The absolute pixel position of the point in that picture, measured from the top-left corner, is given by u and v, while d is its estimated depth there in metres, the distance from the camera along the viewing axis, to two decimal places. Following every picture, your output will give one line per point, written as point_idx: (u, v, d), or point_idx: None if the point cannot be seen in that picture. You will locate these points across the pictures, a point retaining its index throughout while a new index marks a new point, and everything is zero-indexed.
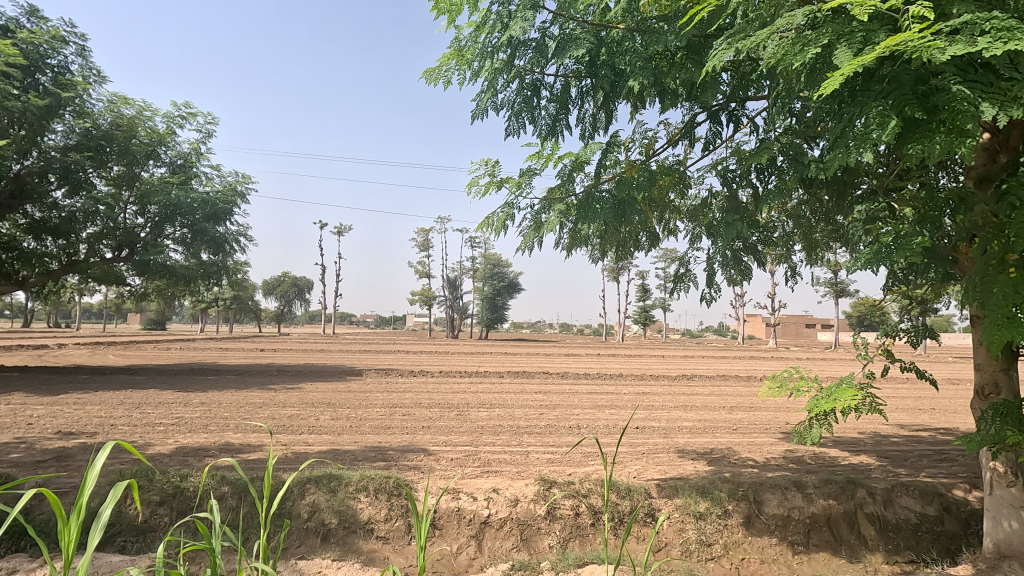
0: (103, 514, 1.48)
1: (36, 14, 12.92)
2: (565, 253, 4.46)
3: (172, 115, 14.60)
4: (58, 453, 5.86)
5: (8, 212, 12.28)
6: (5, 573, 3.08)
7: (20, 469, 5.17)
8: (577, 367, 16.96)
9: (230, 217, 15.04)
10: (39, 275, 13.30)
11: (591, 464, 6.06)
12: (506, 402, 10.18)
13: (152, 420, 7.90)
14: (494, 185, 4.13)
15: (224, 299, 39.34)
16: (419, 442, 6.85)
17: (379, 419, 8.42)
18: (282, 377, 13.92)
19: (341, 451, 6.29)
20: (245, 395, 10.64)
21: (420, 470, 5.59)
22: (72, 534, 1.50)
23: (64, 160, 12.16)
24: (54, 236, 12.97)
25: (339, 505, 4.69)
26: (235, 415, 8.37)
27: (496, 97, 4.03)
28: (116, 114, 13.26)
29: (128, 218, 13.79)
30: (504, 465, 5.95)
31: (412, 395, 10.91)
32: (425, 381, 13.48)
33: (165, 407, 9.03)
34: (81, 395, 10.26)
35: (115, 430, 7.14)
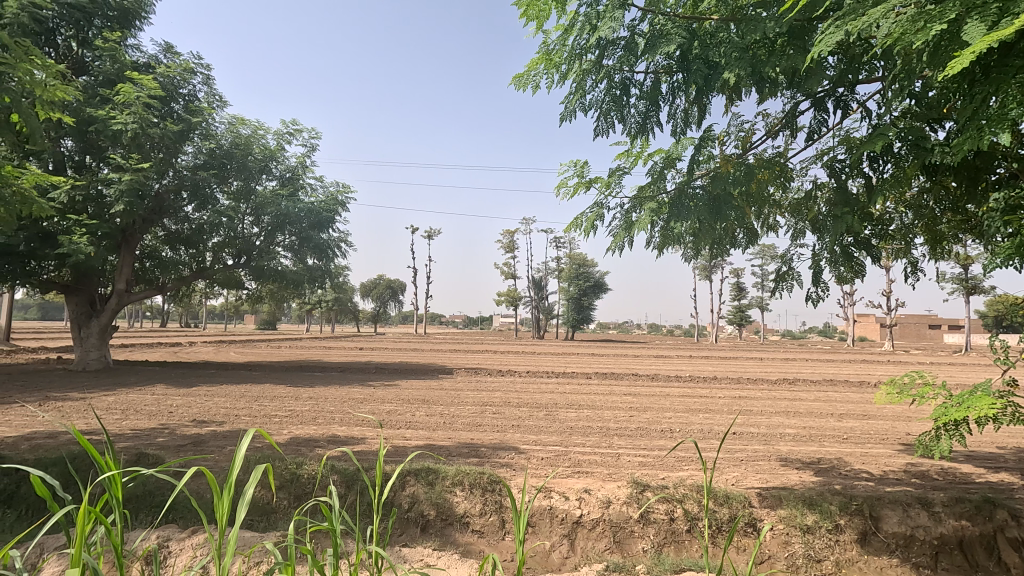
0: (248, 493, 1.70)
1: (170, 50, 14.63)
2: (658, 253, 4.35)
3: (282, 133, 15.93)
4: (194, 439, 6.62)
5: (151, 226, 14.02)
6: (161, 540, 3.57)
7: (167, 452, 5.90)
8: (668, 369, 16.42)
9: (332, 225, 16.19)
10: (175, 280, 15.02)
11: (686, 469, 5.88)
12: (594, 403, 10.09)
13: (269, 412, 8.69)
14: (583, 185, 4.10)
15: (326, 301, 42.18)
16: (510, 440, 7.01)
17: (471, 416, 8.69)
18: (380, 374, 14.74)
19: (436, 446, 6.57)
20: (348, 390, 11.40)
21: (513, 468, 5.71)
22: (224, 509, 1.73)
23: (194, 178, 13.65)
24: (186, 246, 14.66)
25: (436, 498, 4.92)
26: (340, 409, 9.00)
27: (584, 98, 4.02)
28: (235, 133, 14.68)
29: (246, 228, 15.23)
30: (595, 467, 5.92)
31: (501, 394, 11.15)
32: (513, 380, 13.68)
33: (279, 400, 9.88)
34: (210, 388, 11.48)
35: (239, 421, 7.93)
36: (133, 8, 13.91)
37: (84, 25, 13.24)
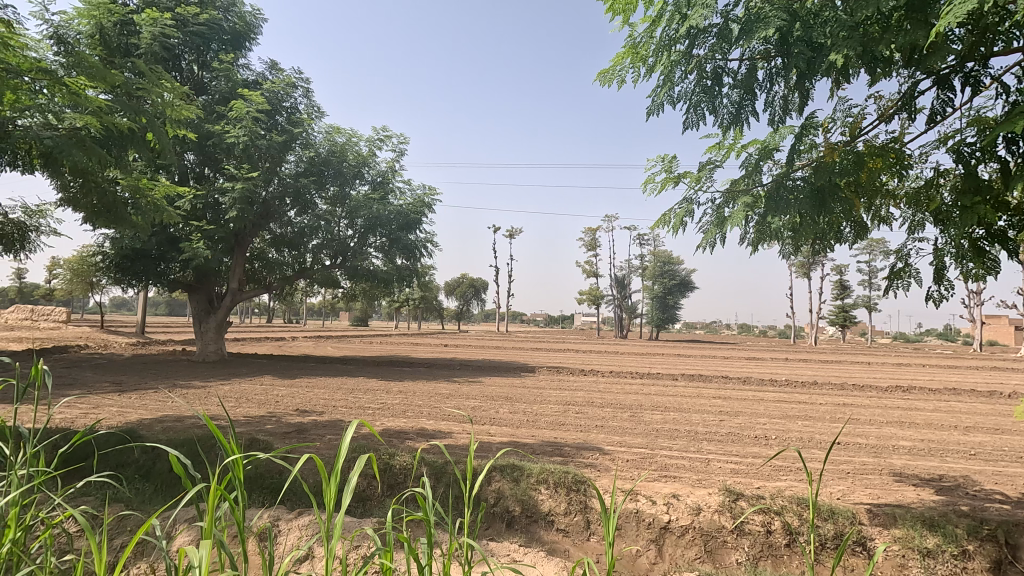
0: (352, 481, 1.80)
1: (275, 67, 15.88)
2: (753, 250, 4.11)
3: (373, 139, 16.78)
4: (298, 427, 7.15)
5: (259, 230, 15.26)
6: (271, 519, 3.88)
7: (275, 438, 6.42)
8: (761, 372, 15.50)
9: (419, 226, 16.83)
10: (280, 280, 16.25)
11: (783, 479, 5.54)
12: (681, 406, 9.75)
13: (363, 404, 9.20)
14: (670, 181, 3.94)
15: (413, 300, 43.89)
16: (594, 440, 6.95)
17: (555, 415, 8.70)
18: (465, 371, 15.10)
19: (521, 444, 6.64)
20: (435, 386, 11.81)
21: (597, 468, 5.66)
22: (331, 493, 1.85)
23: (296, 185, 14.69)
24: (289, 248, 15.82)
25: (521, 494, 4.98)
26: (427, 403, 9.35)
27: (673, 91, 3.87)
28: (331, 141, 15.67)
29: (341, 230, 16.18)
30: (682, 471, 5.73)
31: (584, 394, 11.06)
32: (596, 380, 13.52)
33: (372, 393, 10.43)
34: (311, 380, 12.34)
35: (337, 411, 8.48)
36: (243, 31, 15.36)
37: (204, 49, 14.68)
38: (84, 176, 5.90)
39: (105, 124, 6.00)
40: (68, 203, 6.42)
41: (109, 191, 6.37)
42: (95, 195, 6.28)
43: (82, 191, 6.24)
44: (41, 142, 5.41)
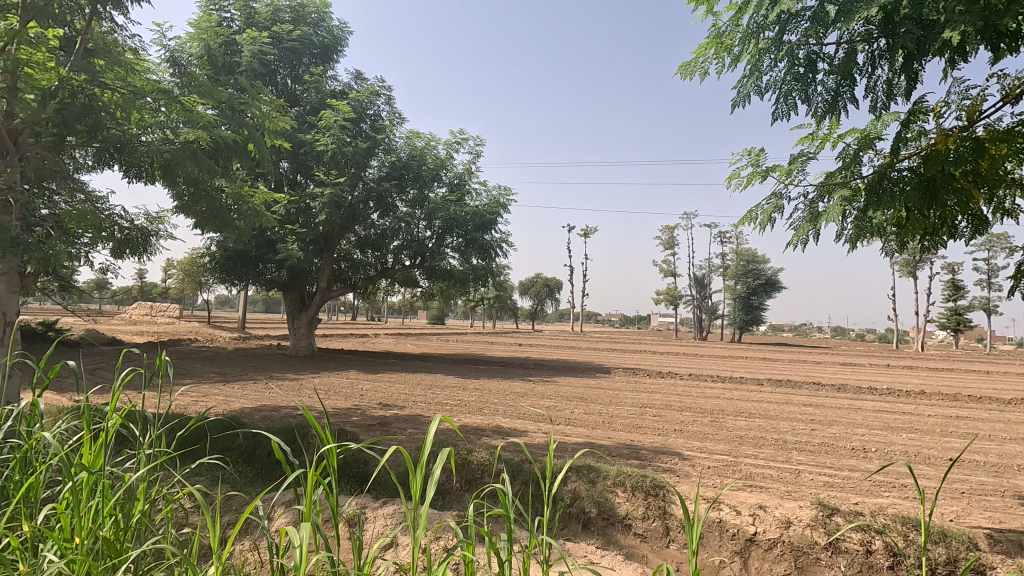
0: (435, 474, 1.87)
1: (360, 77, 16.70)
2: (851, 247, 3.81)
3: (451, 142, 17.25)
4: (381, 420, 7.49)
5: (346, 232, 16.10)
6: (359, 506, 4.10)
7: (361, 430, 6.78)
8: (859, 380, 14.34)
9: (495, 226, 17.08)
10: (364, 280, 17.07)
11: (885, 496, 5.11)
12: (768, 413, 9.24)
13: (441, 400, 9.48)
14: (757, 175, 3.74)
15: (488, 299, 44.56)
16: (673, 445, 6.75)
17: (631, 417, 8.52)
18: (539, 370, 15.15)
19: (597, 445, 6.58)
20: (510, 384, 11.94)
21: (677, 474, 5.50)
22: (416, 483, 1.93)
23: (379, 189, 15.39)
24: (373, 249, 16.57)
25: (597, 496, 4.92)
26: (503, 401, 9.49)
27: (761, 80, 3.68)
28: (411, 146, 16.29)
29: (421, 231, 16.72)
30: (769, 481, 5.44)
31: (662, 397, 10.76)
32: (675, 383, 13.09)
33: (450, 390, 10.72)
34: (392, 376, 12.88)
35: (417, 406, 8.79)
36: (331, 44, 16.25)
37: (297, 63, 15.68)
38: (195, 185, 6.48)
39: (214, 137, 6.57)
40: (182, 210, 7.08)
41: (216, 198, 6.95)
42: (204, 202, 6.88)
43: (193, 199, 6.86)
44: (161, 155, 6.01)
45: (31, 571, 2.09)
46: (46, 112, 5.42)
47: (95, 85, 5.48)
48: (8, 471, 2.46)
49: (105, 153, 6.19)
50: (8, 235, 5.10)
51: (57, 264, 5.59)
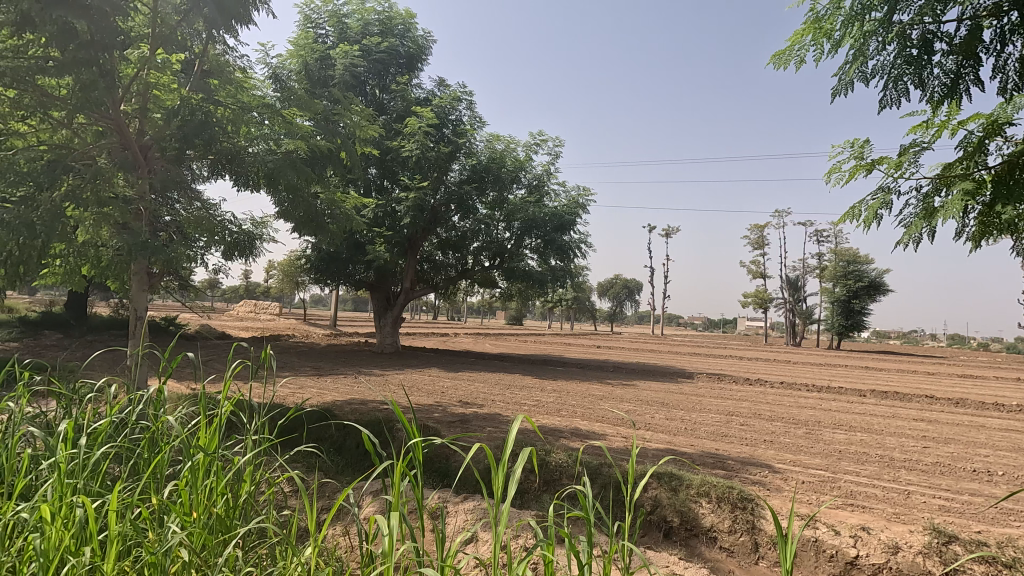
0: (515, 473, 1.90)
1: (443, 83, 17.25)
2: (974, 245, 3.42)
3: (530, 145, 17.38)
4: (461, 417, 7.68)
5: (428, 234, 16.65)
6: (441, 500, 4.22)
7: (442, 426, 6.99)
8: (982, 394, 12.81)
9: (574, 227, 16.98)
10: (445, 281, 17.58)
11: (1015, 526, 4.52)
12: (871, 426, 8.49)
13: (520, 400, 9.56)
14: (861, 168, 3.44)
15: (566, 300, 44.26)
16: (763, 456, 6.38)
17: (716, 425, 8.16)
18: (618, 373, 14.87)
19: (679, 452, 6.36)
20: (588, 386, 11.82)
21: (767, 487, 5.19)
22: (498, 482, 1.97)
23: (460, 192, 15.80)
24: (454, 251, 16.99)
25: (680, 505, 4.75)
26: (581, 404, 9.41)
27: (866, 66, 3.39)
28: (491, 149, 16.58)
29: (500, 233, 16.94)
30: (873, 501, 5.00)
31: (749, 405, 10.20)
32: (764, 391, 12.37)
33: (528, 391, 10.78)
34: (472, 375, 13.15)
35: (495, 405, 8.94)
36: (416, 53, 16.88)
37: (384, 74, 16.44)
38: (294, 193, 6.98)
39: (310, 147, 7.03)
40: (282, 216, 7.63)
41: (312, 204, 7.44)
42: (301, 208, 7.38)
43: (291, 205, 7.37)
44: (265, 165, 6.52)
45: (158, 540, 2.34)
46: (171, 129, 6.04)
47: (210, 103, 6.04)
48: (139, 449, 2.78)
49: (218, 164, 6.79)
50: (141, 240, 5.75)
51: (179, 265, 6.22)
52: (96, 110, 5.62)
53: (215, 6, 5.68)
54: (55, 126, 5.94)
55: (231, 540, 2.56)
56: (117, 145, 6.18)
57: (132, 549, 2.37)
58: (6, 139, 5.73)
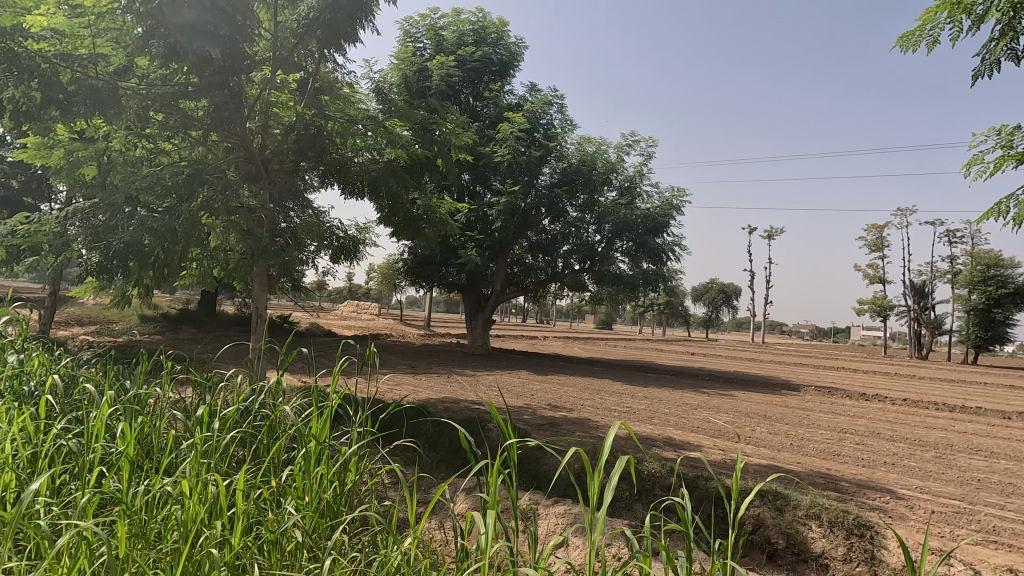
0: (612, 480, 1.92)
1: (535, 88, 17.42)
2: None
3: (622, 146, 17.06)
4: (551, 421, 7.68)
5: (519, 237, 16.86)
6: (532, 501, 4.24)
7: (532, 428, 7.04)
8: None
9: (667, 229, 16.43)
10: (535, 284, 17.69)
11: None
12: (1018, 454, 7.41)
13: (610, 406, 9.38)
14: (1010, 159, 3.07)
15: (658, 304, 42.93)
16: (883, 480, 5.78)
17: (826, 443, 7.51)
18: (714, 382, 14.16)
19: (784, 469, 5.93)
20: (683, 395, 11.36)
21: (889, 515, 4.69)
22: (594, 487, 1.99)
23: (551, 195, 15.83)
24: (544, 254, 17.05)
25: (786, 527, 4.41)
26: (675, 412, 9.05)
27: (1016, 42, 3.01)
28: (582, 151, 16.44)
29: (591, 236, 16.77)
30: (1022, 540, 4.36)
31: (865, 423, 9.29)
32: (882, 408, 11.21)
33: (618, 396, 10.55)
34: (561, 378, 13.11)
35: (585, 410, 8.84)
36: (509, 60, 17.15)
37: (478, 82, 16.86)
38: (394, 199, 7.34)
39: (409, 155, 7.35)
40: (383, 221, 8.05)
41: (410, 210, 7.79)
42: (400, 214, 7.73)
43: (391, 211, 7.76)
44: (370, 174, 6.93)
45: (277, 520, 2.56)
46: (288, 143, 6.60)
47: (321, 117, 6.53)
48: (262, 435, 3.07)
49: (328, 174, 7.31)
50: (262, 246, 6.33)
51: (293, 267, 6.76)
52: (227, 127, 6.26)
53: (328, 28, 6.18)
54: (193, 144, 6.69)
55: (339, 525, 2.74)
56: (243, 159, 6.84)
57: (255, 526, 2.61)
58: (155, 157, 6.52)
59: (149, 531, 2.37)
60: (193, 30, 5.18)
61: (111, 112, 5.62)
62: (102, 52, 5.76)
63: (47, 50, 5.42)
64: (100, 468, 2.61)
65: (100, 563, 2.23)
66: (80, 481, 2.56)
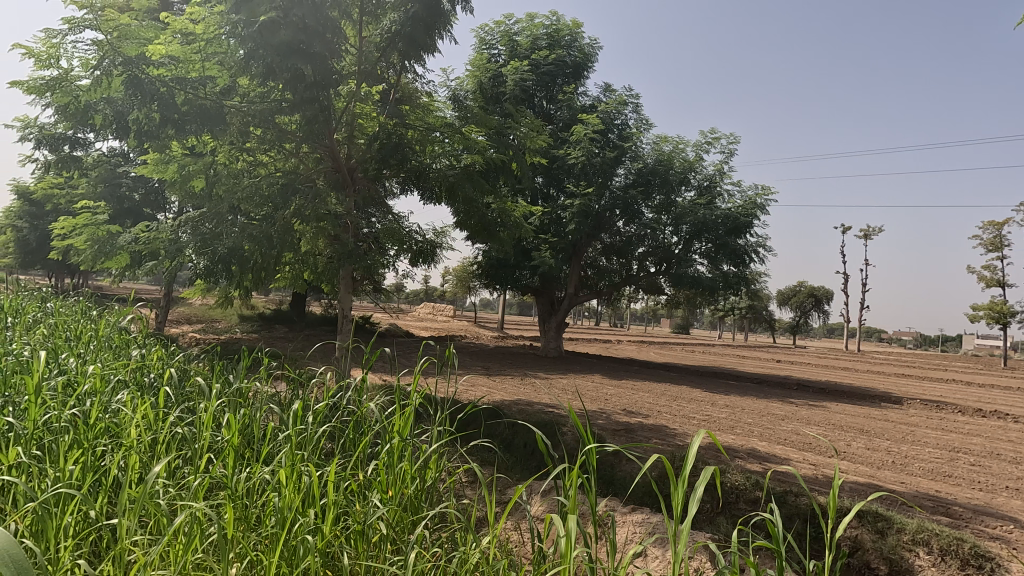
0: (698, 490, 1.89)
1: (609, 88, 17.19)
2: None
3: (701, 144, 16.46)
4: (627, 426, 7.53)
5: (593, 240, 16.70)
6: (608, 509, 4.18)
7: (607, 433, 6.93)
8: None
9: (750, 229, 15.63)
10: (609, 286, 17.41)
11: None
12: None
13: (688, 413, 9.05)
14: None
15: (740, 308, 40.97)
16: (1004, 507, 5.18)
17: (934, 462, 6.84)
18: (803, 392, 13.28)
19: (884, 489, 5.46)
20: (768, 404, 10.75)
21: (1013, 546, 4.19)
22: (679, 497, 1.98)
23: (625, 197, 15.55)
24: (618, 257, 16.77)
25: (890, 553, 4.06)
26: (759, 422, 8.59)
27: None
28: (659, 151, 16.01)
29: (667, 237, 16.28)
30: None
31: (982, 442, 8.35)
32: (1003, 426, 10.03)
33: (697, 404, 10.16)
34: (636, 383, 12.82)
35: (662, 417, 8.59)
36: (583, 61, 17.06)
37: (551, 85, 16.86)
38: (469, 204, 7.50)
39: (485, 160, 7.54)
40: (460, 225, 8.24)
41: (485, 213, 7.92)
42: (475, 218, 7.87)
43: (466, 215, 7.92)
44: (447, 179, 7.12)
45: (363, 511, 2.69)
46: (372, 152, 6.91)
47: (402, 126, 6.82)
48: (349, 430, 3.23)
49: (408, 181, 7.59)
50: (348, 251, 6.72)
51: (376, 271, 7.07)
52: (317, 139, 6.67)
53: (409, 41, 6.44)
54: (287, 155, 7.16)
55: (420, 521, 2.83)
56: (331, 168, 7.25)
57: (344, 516, 2.75)
58: (254, 168, 7.04)
59: (250, 515, 2.57)
60: (287, 50, 5.56)
61: (217, 129, 6.14)
62: (209, 74, 6.31)
63: (164, 74, 6.00)
64: (209, 454, 2.85)
65: (210, 542, 2.44)
66: (193, 467, 2.82)
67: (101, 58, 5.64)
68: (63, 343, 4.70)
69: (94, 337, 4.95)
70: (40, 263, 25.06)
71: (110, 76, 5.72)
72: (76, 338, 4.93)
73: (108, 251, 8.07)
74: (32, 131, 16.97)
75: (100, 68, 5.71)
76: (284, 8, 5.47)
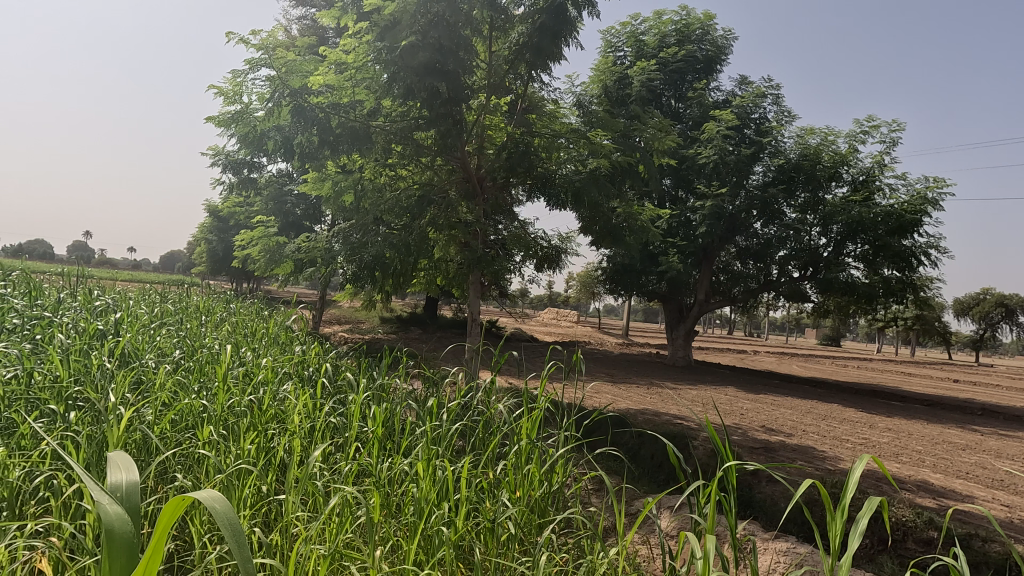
0: (861, 522, 1.70)
1: (746, 81, 16.13)
2: None
3: (856, 134, 14.76)
4: (767, 445, 6.92)
5: (726, 243, 15.71)
6: (747, 533, 3.87)
7: (745, 452, 6.43)
8: None
9: (919, 228, 13.65)
10: (744, 293, 16.18)
11: None
12: None
13: (841, 435, 8.08)
14: None
15: (906, 320, 35.82)
16: None
17: None
18: (990, 419, 11.25)
19: None
20: (942, 430, 9.26)
21: None
22: (836, 529, 1.79)
23: (764, 197, 14.47)
24: (756, 260, 15.55)
25: None
26: (931, 451, 7.42)
27: None
28: (804, 145, 14.64)
29: (813, 239, 14.78)
30: None
31: None
32: None
33: (851, 425, 9.05)
34: (776, 398, 11.78)
35: (808, 437, 7.78)
36: (715, 55, 16.21)
37: (680, 83, 16.23)
38: (595, 208, 7.44)
39: (611, 164, 7.45)
40: (584, 230, 8.20)
41: (610, 218, 7.80)
42: (600, 222, 7.77)
43: (590, 220, 7.87)
44: (574, 185, 7.11)
45: (492, 508, 2.78)
46: (500, 161, 7.15)
47: (529, 135, 6.98)
48: (479, 429, 3.37)
49: (534, 188, 7.72)
50: (477, 256, 6.99)
51: (503, 276, 7.27)
52: (450, 152, 7.06)
53: (536, 51, 6.59)
54: (423, 168, 7.59)
55: (546, 523, 2.84)
56: (462, 179, 7.57)
57: (474, 511, 2.86)
58: (394, 181, 7.60)
59: (391, 502, 2.77)
60: (425, 70, 5.98)
61: (364, 147, 6.76)
62: (358, 98, 6.92)
63: (322, 101, 6.75)
64: (357, 443, 3.14)
65: (359, 523, 2.68)
66: (344, 453, 3.12)
67: (274, 91, 6.54)
68: (243, 339, 5.48)
69: (266, 334, 5.72)
70: (225, 270, 29.18)
71: (280, 106, 6.59)
72: (252, 334, 5.72)
73: (277, 259, 9.24)
74: (220, 158, 20.02)
75: (273, 100, 6.62)
76: (423, 32, 5.92)
